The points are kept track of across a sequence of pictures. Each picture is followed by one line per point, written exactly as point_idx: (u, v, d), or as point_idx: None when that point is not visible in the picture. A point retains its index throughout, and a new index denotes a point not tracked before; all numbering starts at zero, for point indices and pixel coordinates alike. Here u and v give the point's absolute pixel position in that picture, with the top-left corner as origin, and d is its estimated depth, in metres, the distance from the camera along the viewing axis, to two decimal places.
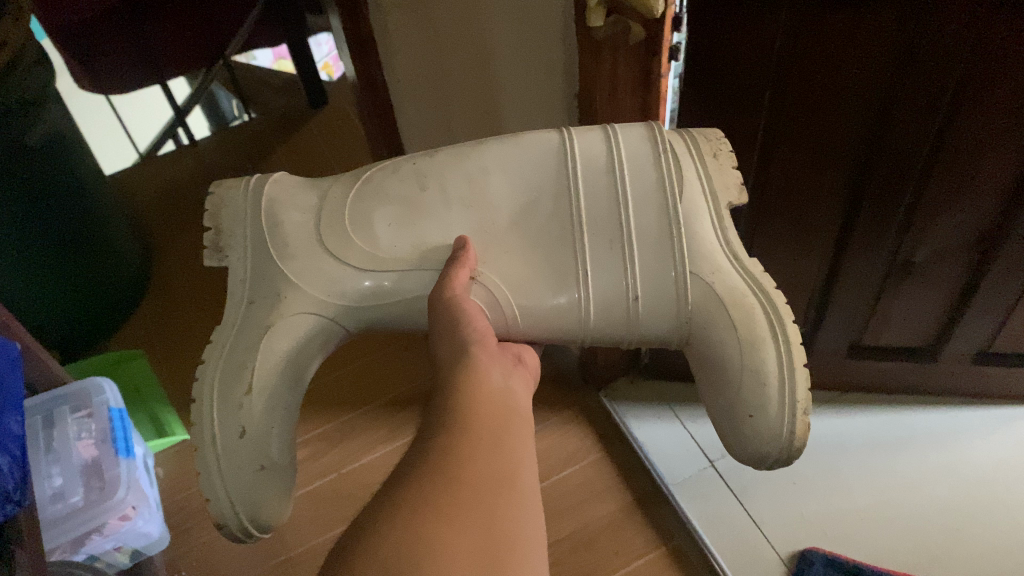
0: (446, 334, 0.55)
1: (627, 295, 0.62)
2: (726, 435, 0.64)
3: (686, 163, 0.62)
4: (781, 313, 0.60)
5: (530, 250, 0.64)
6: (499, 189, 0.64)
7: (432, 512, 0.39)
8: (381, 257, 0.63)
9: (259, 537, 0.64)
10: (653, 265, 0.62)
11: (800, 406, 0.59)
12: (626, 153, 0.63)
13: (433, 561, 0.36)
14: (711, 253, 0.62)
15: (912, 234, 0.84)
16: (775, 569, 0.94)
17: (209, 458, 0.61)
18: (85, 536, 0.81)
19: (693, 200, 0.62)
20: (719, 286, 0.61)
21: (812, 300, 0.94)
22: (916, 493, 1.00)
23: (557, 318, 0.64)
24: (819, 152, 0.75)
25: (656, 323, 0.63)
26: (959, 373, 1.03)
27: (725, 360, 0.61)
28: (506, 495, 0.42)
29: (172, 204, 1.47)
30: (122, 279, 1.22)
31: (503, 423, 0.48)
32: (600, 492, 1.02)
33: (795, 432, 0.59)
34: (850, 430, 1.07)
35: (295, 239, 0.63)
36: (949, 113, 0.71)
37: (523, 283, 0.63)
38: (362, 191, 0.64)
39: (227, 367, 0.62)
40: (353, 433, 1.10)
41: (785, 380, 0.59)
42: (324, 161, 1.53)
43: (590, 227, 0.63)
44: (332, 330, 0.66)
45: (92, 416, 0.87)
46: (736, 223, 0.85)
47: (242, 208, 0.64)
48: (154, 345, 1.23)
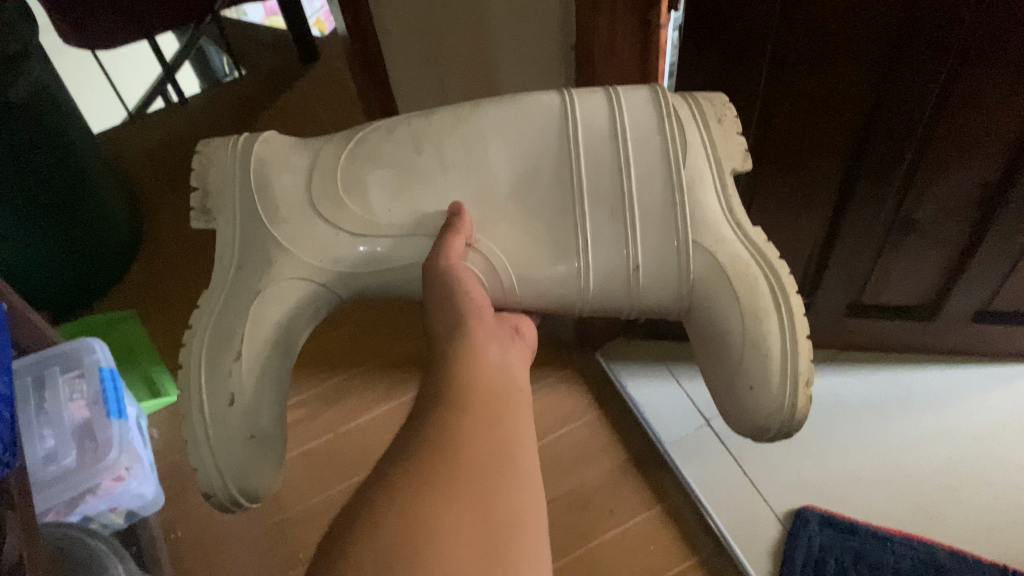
0: (440, 299, 0.55)
1: (627, 266, 0.63)
2: (727, 408, 0.66)
3: (690, 130, 0.63)
4: (785, 284, 0.62)
5: (530, 217, 0.65)
6: (499, 155, 0.64)
7: (432, 495, 0.39)
8: (373, 221, 0.64)
9: (249, 507, 0.64)
10: (655, 235, 0.63)
11: (802, 378, 0.61)
12: (631, 120, 0.63)
13: (436, 544, 0.36)
14: (715, 223, 0.63)
15: (915, 192, 0.82)
16: (771, 529, 0.95)
17: (198, 427, 0.61)
18: (79, 497, 0.81)
19: (697, 167, 0.63)
20: (723, 256, 0.62)
21: (811, 259, 0.93)
22: (913, 454, 1.00)
23: (557, 287, 0.65)
24: (821, 109, 0.73)
25: (656, 292, 0.64)
26: (959, 333, 1.03)
27: (726, 331, 0.63)
28: (506, 475, 0.42)
29: (162, 162, 1.45)
30: (112, 237, 1.20)
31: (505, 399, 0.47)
32: (596, 452, 1.02)
33: (796, 404, 0.61)
34: (849, 389, 1.07)
35: (286, 203, 0.63)
36: (955, 70, 0.69)
37: (523, 253, 0.64)
38: (355, 153, 0.65)
39: (215, 333, 0.62)
40: (348, 394, 1.10)
41: (788, 354, 0.61)
42: (317, 119, 1.50)
43: (591, 195, 0.64)
44: (324, 296, 0.66)
45: (84, 376, 0.86)
46: (735, 181, 0.83)
47: (230, 165, 0.64)
48: (146, 306, 1.22)
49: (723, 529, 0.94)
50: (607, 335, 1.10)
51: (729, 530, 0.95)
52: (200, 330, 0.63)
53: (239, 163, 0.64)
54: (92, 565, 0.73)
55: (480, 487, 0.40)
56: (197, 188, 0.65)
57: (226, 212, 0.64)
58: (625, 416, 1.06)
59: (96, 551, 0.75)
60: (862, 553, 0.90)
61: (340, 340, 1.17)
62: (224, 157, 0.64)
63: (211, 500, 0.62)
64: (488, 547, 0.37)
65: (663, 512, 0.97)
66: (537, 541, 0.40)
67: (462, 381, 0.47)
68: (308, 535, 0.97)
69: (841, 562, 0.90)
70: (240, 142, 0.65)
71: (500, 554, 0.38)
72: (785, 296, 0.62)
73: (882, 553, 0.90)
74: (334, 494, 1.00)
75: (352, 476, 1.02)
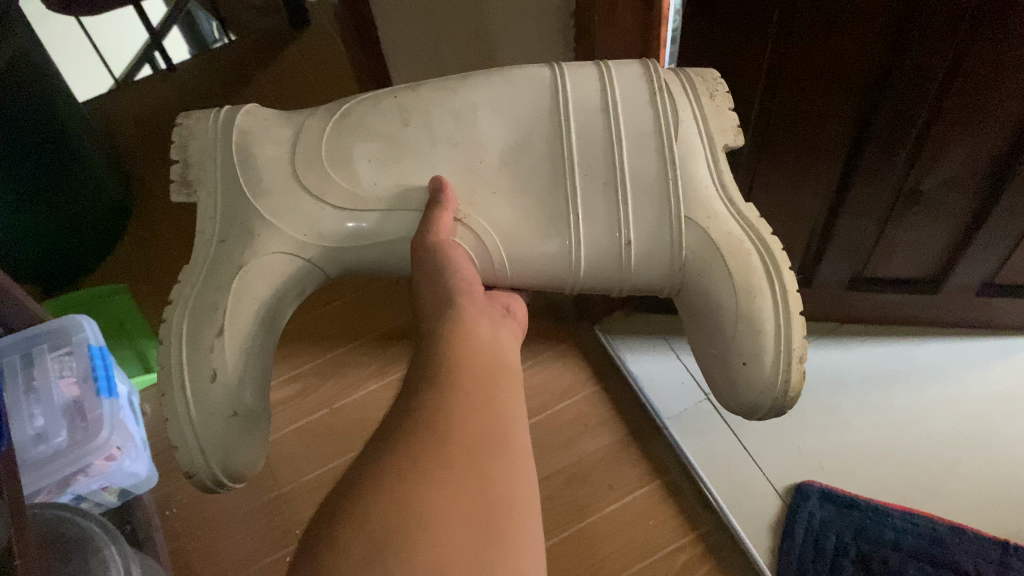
0: (432, 275, 0.55)
1: (619, 242, 0.64)
2: (719, 386, 0.66)
3: (682, 103, 0.64)
4: (779, 263, 0.62)
5: (519, 190, 0.65)
6: (488, 127, 0.65)
7: (424, 477, 0.37)
8: (360, 196, 0.64)
9: (230, 488, 0.64)
10: (647, 210, 0.63)
11: (795, 354, 0.60)
12: (621, 93, 0.64)
13: (428, 529, 0.34)
14: (707, 198, 0.63)
15: (922, 162, 0.80)
16: (772, 504, 0.94)
17: (178, 405, 0.60)
18: (70, 476, 0.80)
19: (689, 140, 0.63)
20: (716, 231, 0.63)
21: (813, 230, 0.91)
22: (915, 428, 0.99)
23: (547, 264, 0.65)
24: (828, 78, 0.71)
25: (649, 266, 0.65)
26: (963, 305, 1.01)
27: (721, 306, 0.63)
28: (499, 456, 0.40)
29: (152, 132, 1.42)
30: (102, 211, 1.18)
31: (497, 378, 0.46)
32: (594, 426, 1.01)
33: (789, 380, 0.61)
34: (850, 362, 1.05)
35: (270, 174, 0.64)
36: (968, 38, 0.66)
37: (514, 228, 0.65)
38: (340, 125, 0.65)
39: (198, 307, 0.61)
40: (344, 368, 1.08)
41: (781, 331, 0.61)
42: (308, 87, 1.47)
43: (581, 167, 0.64)
44: (311, 272, 0.66)
45: (74, 354, 0.84)
46: (738, 152, 0.81)
47: (212, 136, 0.65)
48: (138, 280, 1.20)
49: (723, 505, 0.94)
50: (605, 308, 1.08)
51: (728, 505, 0.94)
52: (180, 304, 0.62)
53: (222, 134, 0.65)
54: (83, 545, 0.72)
55: (473, 468, 0.39)
56: (177, 161, 0.65)
57: (207, 184, 0.64)
58: (624, 388, 1.04)
59: (88, 531, 0.73)
60: (862, 528, 0.90)
61: (335, 313, 1.15)
62: (206, 130, 0.65)
63: (194, 479, 0.61)
64: (480, 533, 0.36)
65: (661, 486, 0.96)
66: (530, 526, 0.39)
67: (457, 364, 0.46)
68: (305, 511, 0.96)
69: (841, 538, 0.90)
70: (222, 115, 0.66)
71: (493, 541, 0.36)
72: (778, 272, 0.61)
73: (882, 527, 0.90)
74: (331, 470, 0.99)
75: (348, 452, 1.01)
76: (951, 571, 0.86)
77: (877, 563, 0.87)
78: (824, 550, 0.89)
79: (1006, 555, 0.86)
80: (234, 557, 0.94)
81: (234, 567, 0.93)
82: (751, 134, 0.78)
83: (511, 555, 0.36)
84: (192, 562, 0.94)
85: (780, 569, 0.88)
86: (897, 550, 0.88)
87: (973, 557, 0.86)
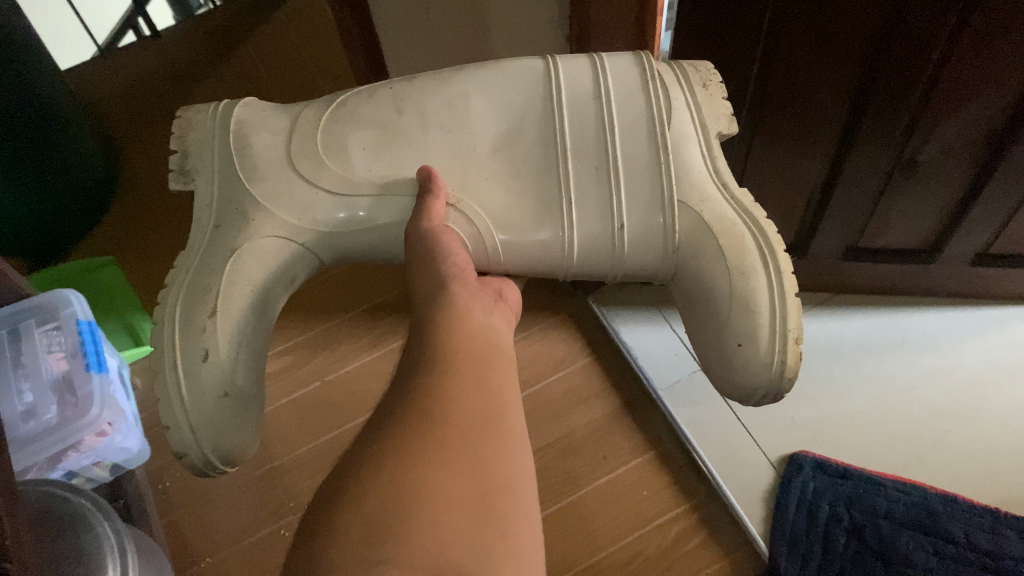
0: (423, 266, 0.56)
1: (611, 226, 0.65)
2: (716, 370, 0.66)
3: (675, 92, 0.65)
4: (773, 245, 0.62)
5: (512, 176, 0.66)
6: (480, 113, 0.66)
7: (418, 459, 0.36)
8: (352, 180, 0.65)
9: (222, 470, 0.64)
10: (638, 194, 0.65)
11: (791, 334, 0.61)
12: (615, 80, 0.66)
13: (421, 509, 0.34)
14: (700, 182, 0.65)
15: (920, 131, 0.79)
16: (765, 475, 0.95)
17: (170, 384, 0.60)
18: (62, 453, 0.80)
19: (681, 127, 0.65)
20: (708, 214, 0.63)
21: (809, 201, 0.90)
22: (908, 397, 0.99)
23: (540, 251, 0.66)
24: (826, 47, 0.70)
25: (641, 252, 0.66)
26: (957, 275, 1.01)
27: (715, 292, 0.63)
28: (494, 437, 0.40)
29: (137, 101, 1.39)
30: (87, 182, 1.16)
31: (490, 361, 0.46)
32: (587, 397, 1.01)
33: (786, 362, 0.61)
34: (843, 332, 1.05)
35: (264, 161, 0.65)
36: (968, 6, 0.65)
37: (506, 213, 0.66)
38: (335, 114, 0.67)
39: (191, 290, 0.62)
40: (335, 341, 1.07)
41: (777, 310, 0.61)
42: (296, 53, 1.44)
43: (574, 153, 0.66)
44: (307, 258, 0.67)
45: (61, 328, 0.83)
46: (735, 121, 0.80)
47: (210, 127, 0.66)
48: (126, 253, 1.19)
49: (718, 476, 0.94)
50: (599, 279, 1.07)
51: (722, 475, 0.94)
52: (175, 287, 0.63)
53: (220, 124, 0.66)
54: (76, 523, 0.72)
55: (468, 449, 0.38)
56: (177, 152, 0.67)
57: (204, 173, 0.65)
58: (617, 359, 1.04)
59: (79, 507, 0.73)
60: (854, 497, 0.91)
61: (326, 284, 1.14)
62: (205, 122, 0.67)
63: (184, 460, 0.62)
64: (477, 514, 0.35)
65: (655, 457, 0.96)
66: (527, 506, 0.38)
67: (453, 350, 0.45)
68: (298, 484, 0.96)
69: (834, 507, 0.90)
70: (221, 108, 0.67)
71: (489, 520, 0.35)
72: (772, 253, 0.62)
73: (874, 497, 0.90)
74: (324, 444, 0.99)
75: (341, 425, 1.00)
76: (943, 539, 0.86)
77: (869, 532, 0.88)
78: (816, 519, 0.90)
79: (997, 523, 0.87)
80: (228, 530, 0.93)
81: (228, 541, 0.93)
82: (748, 103, 0.77)
83: (507, 533, 0.35)
84: (185, 536, 0.93)
85: (774, 538, 0.89)
86: (889, 519, 0.88)
87: (964, 525, 0.87)
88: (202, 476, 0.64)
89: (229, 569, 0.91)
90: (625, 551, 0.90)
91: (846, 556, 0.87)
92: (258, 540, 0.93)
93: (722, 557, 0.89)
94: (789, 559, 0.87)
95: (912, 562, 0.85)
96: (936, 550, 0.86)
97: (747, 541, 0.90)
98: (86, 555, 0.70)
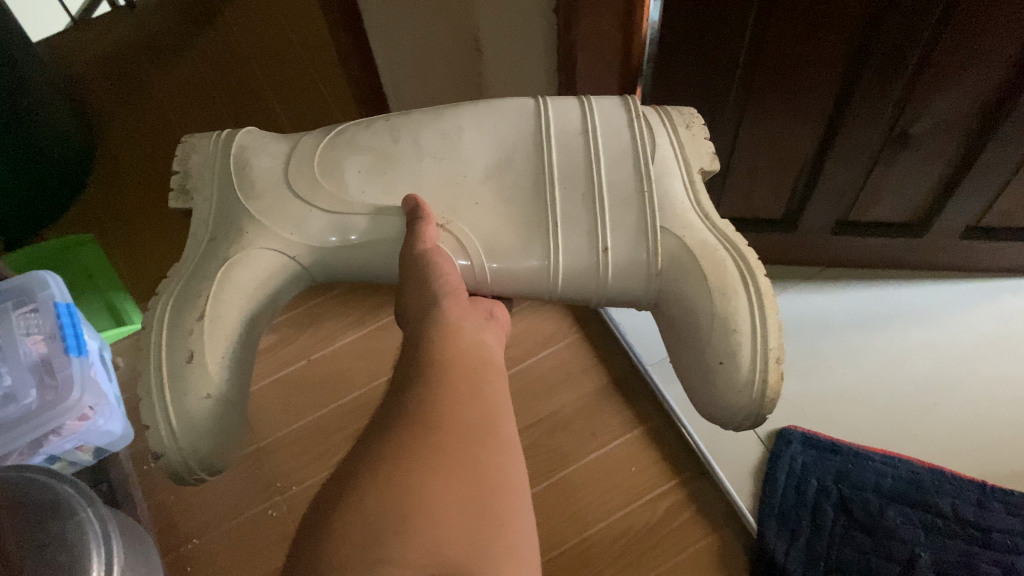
0: (415, 283, 0.54)
1: (595, 249, 0.63)
2: (698, 391, 0.64)
3: (659, 132, 0.66)
4: (753, 267, 0.62)
5: (502, 202, 0.65)
6: (474, 143, 0.66)
7: (416, 464, 0.35)
8: (346, 200, 0.65)
9: (201, 478, 0.63)
10: (622, 220, 0.64)
11: (772, 355, 0.60)
12: (601, 120, 0.66)
13: (421, 512, 0.33)
14: (683, 212, 0.64)
15: (912, 105, 0.78)
16: (754, 450, 0.95)
17: (152, 383, 0.60)
18: (42, 438, 0.79)
19: (666, 161, 0.65)
20: (691, 240, 0.63)
21: (799, 176, 0.89)
22: (897, 371, 0.99)
23: (525, 277, 0.65)
24: (818, 19, 0.68)
25: (626, 277, 0.64)
26: (948, 248, 1.00)
27: (697, 312, 0.62)
28: (492, 444, 0.39)
29: (115, 74, 1.36)
30: (63, 159, 1.14)
31: (476, 360, 0.45)
32: (577, 373, 1.00)
33: (767, 380, 0.59)
34: (833, 306, 1.05)
35: (262, 181, 0.65)
36: None
37: (495, 236, 0.64)
38: (334, 140, 0.67)
39: (182, 293, 0.62)
40: (322, 319, 1.06)
41: (758, 329, 0.60)
42: (277, 24, 1.41)
43: (562, 181, 0.65)
44: (299, 274, 0.67)
45: (39, 311, 0.81)
46: (726, 96, 0.78)
47: (213, 150, 0.67)
48: (105, 230, 1.16)
49: (707, 453, 0.94)
50: None
51: (711, 452, 0.94)
52: (167, 292, 0.63)
53: (222, 149, 0.67)
54: (58, 508, 0.71)
55: (464, 453, 0.37)
56: (177, 172, 0.68)
57: (203, 191, 0.66)
58: (606, 336, 1.03)
59: (61, 497, 0.72)
60: (844, 473, 0.91)
61: None
62: (208, 146, 0.68)
63: (162, 462, 0.60)
64: (477, 517, 0.34)
65: (644, 433, 0.96)
66: (524, 509, 0.37)
67: (442, 355, 0.45)
68: (285, 464, 0.95)
69: (823, 483, 0.90)
70: (223, 135, 0.68)
71: (489, 523, 0.34)
72: (753, 277, 0.61)
73: (862, 471, 0.90)
74: (311, 423, 0.98)
75: (328, 404, 1.00)
76: (931, 513, 0.87)
77: (857, 507, 0.88)
78: (805, 494, 0.90)
79: (985, 496, 0.87)
80: (215, 511, 0.93)
81: (215, 521, 0.92)
82: (739, 77, 0.76)
83: (507, 537, 0.34)
84: (172, 517, 0.93)
85: (763, 514, 0.89)
86: (878, 494, 0.89)
87: (952, 499, 0.87)
88: (181, 484, 0.63)
89: (216, 550, 0.90)
90: (614, 527, 0.90)
91: (834, 531, 0.87)
92: (245, 520, 0.92)
93: (710, 532, 0.89)
94: (778, 534, 0.87)
95: (900, 537, 0.86)
96: (924, 524, 0.86)
97: (735, 516, 0.90)
98: (69, 540, 0.70)
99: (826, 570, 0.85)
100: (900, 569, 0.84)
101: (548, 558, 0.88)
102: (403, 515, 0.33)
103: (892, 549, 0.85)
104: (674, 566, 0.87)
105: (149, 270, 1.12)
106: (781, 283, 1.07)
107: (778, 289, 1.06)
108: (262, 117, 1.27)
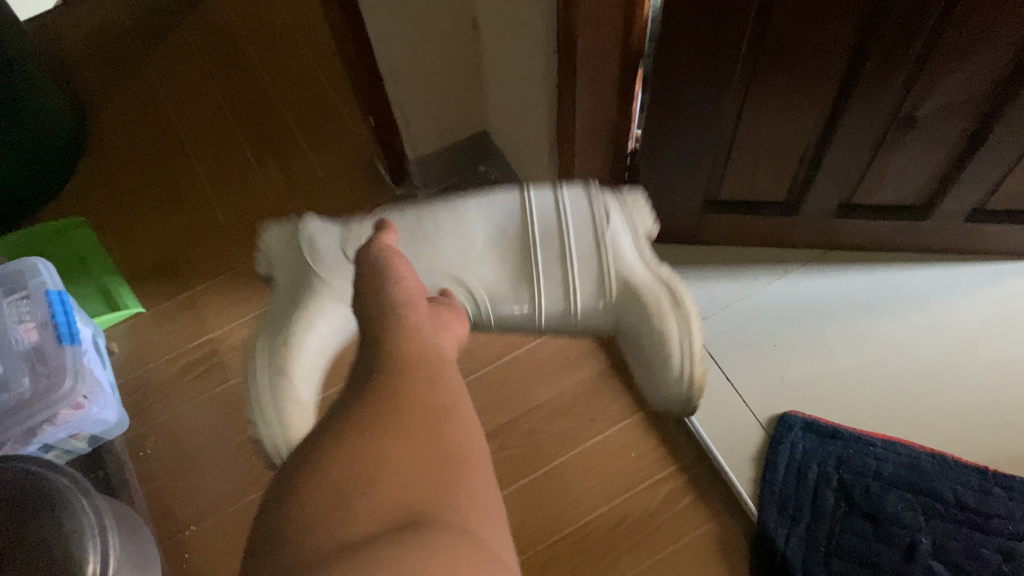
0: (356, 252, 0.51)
1: (567, 296, 0.68)
2: (651, 383, 0.71)
3: (615, 216, 0.69)
4: (679, 290, 0.67)
5: (500, 263, 0.69)
6: (470, 220, 0.70)
7: (373, 436, 0.32)
8: (345, 264, 0.70)
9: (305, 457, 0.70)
10: (584, 276, 0.67)
11: (696, 354, 0.67)
12: (572, 208, 0.69)
13: (379, 478, 0.30)
14: (630, 266, 0.68)
15: (919, 86, 0.76)
16: (755, 435, 0.94)
17: (265, 393, 0.68)
18: (36, 426, 0.77)
19: (618, 233, 0.69)
20: (639, 282, 0.67)
21: (802, 158, 0.88)
22: (899, 355, 0.98)
23: (510, 327, 0.70)
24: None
25: (590, 320, 0.69)
26: (952, 231, 0.99)
27: (639, 334, 0.68)
28: (448, 418, 0.35)
29: (106, 55, 1.34)
30: (55, 141, 1.12)
31: (437, 366, 0.39)
32: (576, 359, 0.99)
33: (693, 378, 0.69)
34: (834, 289, 1.04)
35: (280, 257, 0.73)
36: None
37: (500, 291, 0.69)
38: (321, 227, 0.72)
39: (269, 326, 0.69)
40: None
41: (685, 341, 0.67)
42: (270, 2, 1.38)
43: (536, 247, 0.69)
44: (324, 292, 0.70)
45: (30, 298, 0.80)
46: (728, 79, 0.77)
47: (288, 238, 0.73)
48: (98, 211, 1.15)
49: (707, 438, 0.93)
50: None
51: (712, 437, 0.94)
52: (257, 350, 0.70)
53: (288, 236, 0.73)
54: (53, 501, 0.70)
55: (421, 428, 0.33)
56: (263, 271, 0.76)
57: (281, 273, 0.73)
58: None
59: (57, 486, 0.71)
60: (844, 458, 0.90)
61: None
62: (278, 242, 0.74)
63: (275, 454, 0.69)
64: (435, 471, 0.31)
65: (644, 419, 0.95)
66: (486, 478, 0.33)
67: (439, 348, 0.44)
68: None
69: (823, 468, 0.90)
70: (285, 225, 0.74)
71: (450, 494, 0.31)
72: (680, 300, 0.67)
73: (863, 456, 0.90)
74: None
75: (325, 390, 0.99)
76: (931, 498, 0.86)
77: (858, 493, 0.88)
78: (806, 479, 0.89)
79: (986, 482, 0.87)
80: (211, 497, 0.92)
81: (212, 508, 0.91)
82: (742, 59, 0.74)
83: (472, 505, 0.31)
84: (168, 503, 0.92)
85: (763, 500, 0.88)
86: (879, 479, 0.88)
87: (953, 485, 0.87)
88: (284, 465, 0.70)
89: (213, 536, 0.90)
90: (614, 513, 0.89)
91: (835, 517, 0.87)
92: (242, 507, 0.91)
93: (710, 518, 0.88)
94: (778, 521, 0.87)
95: (901, 522, 0.85)
96: (925, 509, 0.86)
97: (736, 502, 0.89)
98: (65, 533, 0.69)
99: (827, 556, 0.84)
100: (901, 555, 0.83)
101: (547, 545, 0.88)
102: (358, 475, 0.30)
103: (893, 535, 0.85)
104: (674, 552, 0.87)
105: (142, 254, 1.10)
106: (782, 266, 1.06)
107: (779, 272, 1.05)
108: (255, 97, 1.26)
